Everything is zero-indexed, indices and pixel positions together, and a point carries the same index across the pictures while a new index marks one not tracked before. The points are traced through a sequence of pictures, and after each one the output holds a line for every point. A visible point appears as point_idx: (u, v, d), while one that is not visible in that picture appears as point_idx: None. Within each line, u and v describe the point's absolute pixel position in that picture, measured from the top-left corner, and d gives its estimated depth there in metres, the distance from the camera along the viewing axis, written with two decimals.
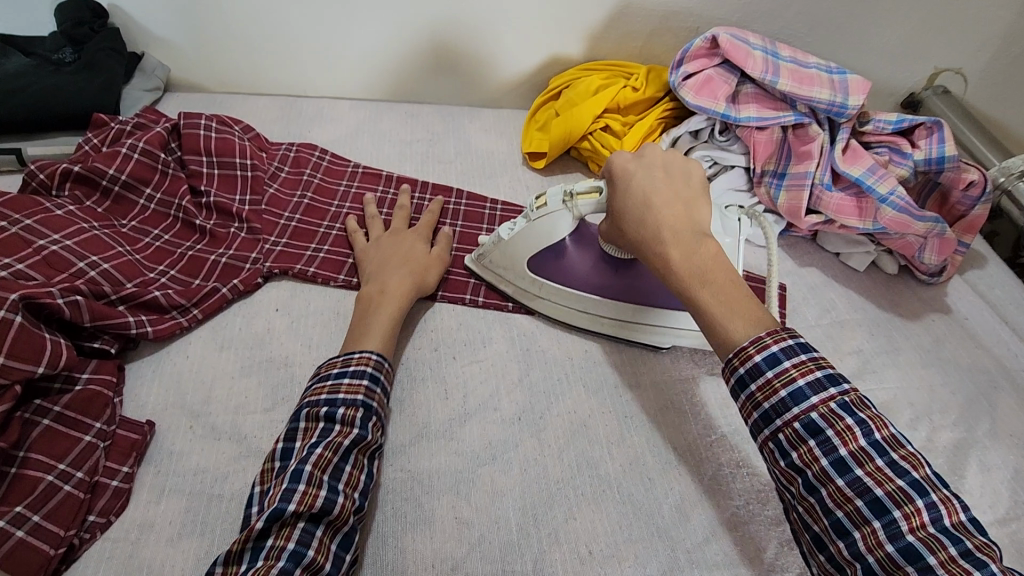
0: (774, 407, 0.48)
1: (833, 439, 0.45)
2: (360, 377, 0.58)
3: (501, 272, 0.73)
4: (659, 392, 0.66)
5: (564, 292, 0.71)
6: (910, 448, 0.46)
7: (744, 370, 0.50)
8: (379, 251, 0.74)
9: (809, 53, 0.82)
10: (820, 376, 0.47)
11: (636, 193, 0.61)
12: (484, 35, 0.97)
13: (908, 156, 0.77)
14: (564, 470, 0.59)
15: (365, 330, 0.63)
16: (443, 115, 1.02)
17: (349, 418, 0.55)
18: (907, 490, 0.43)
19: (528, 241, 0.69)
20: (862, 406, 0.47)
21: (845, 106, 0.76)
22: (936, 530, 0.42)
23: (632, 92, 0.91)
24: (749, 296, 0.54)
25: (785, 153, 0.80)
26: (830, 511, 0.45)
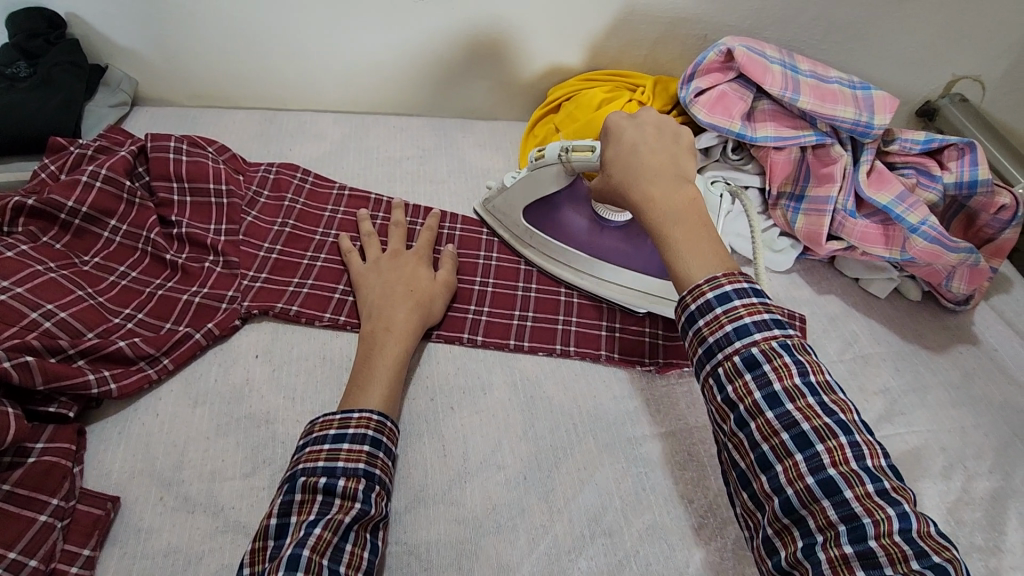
0: (718, 342, 0.47)
1: (769, 373, 0.45)
2: (361, 441, 0.52)
3: (503, 218, 0.77)
4: (676, 443, 0.61)
5: (553, 246, 0.73)
6: (841, 396, 0.46)
7: (695, 307, 0.49)
8: (378, 278, 0.68)
9: (829, 66, 0.77)
10: (766, 318, 0.47)
11: (627, 140, 0.58)
12: (477, 43, 0.91)
13: (936, 179, 0.72)
14: (575, 538, 0.54)
15: (368, 380, 0.57)
16: (435, 129, 0.96)
17: (351, 490, 0.49)
18: (832, 427, 0.43)
19: (525, 187, 0.72)
20: (802, 351, 0.47)
21: (871, 126, 0.71)
22: (858, 467, 0.42)
23: (638, 106, 0.85)
24: (716, 241, 0.52)
25: (804, 174, 0.75)
26: (756, 444, 0.45)
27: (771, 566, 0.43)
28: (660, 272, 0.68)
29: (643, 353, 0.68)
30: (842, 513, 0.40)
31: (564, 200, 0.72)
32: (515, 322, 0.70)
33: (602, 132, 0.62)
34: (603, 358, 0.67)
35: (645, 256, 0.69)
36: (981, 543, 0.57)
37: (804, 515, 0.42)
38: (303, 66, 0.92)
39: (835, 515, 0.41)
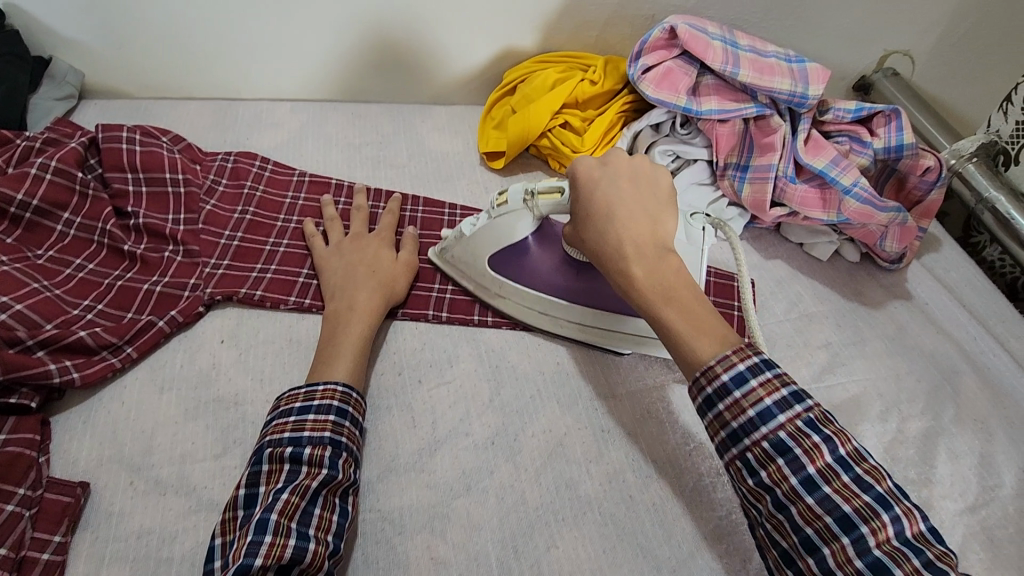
0: (742, 427, 0.48)
1: (802, 458, 0.46)
2: (327, 412, 0.53)
3: (464, 267, 0.71)
4: (635, 402, 0.64)
5: (528, 292, 0.68)
6: (872, 463, 0.47)
7: (711, 389, 0.50)
8: (340, 260, 0.69)
9: (767, 41, 0.81)
10: (785, 394, 0.48)
11: (602, 201, 0.58)
12: (430, 27, 0.92)
13: (867, 145, 0.76)
14: (542, 494, 0.56)
15: (333, 357, 0.59)
16: (393, 115, 0.97)
17: (317, 458, 0.50)
18: (872, 504, 0.44)
19: (488, 236, 0.66)
20: (826, 422, 0.48)
21: (806, 96, 0.75)
22: (899, 542, 0.43)
23: (590, 85, 0.87)
24: (712, 314, 0.54)
25: (748, 145, 0.79)
26: (799, 528, 0.46)
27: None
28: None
29: None
30: None
31: (531, 243, 0.67)
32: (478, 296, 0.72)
33: (571, 180, 0.60)
34: None
35: None
36: (914, 476, 0.62)
37: None
38: (257, 55, 0.92)
39: None
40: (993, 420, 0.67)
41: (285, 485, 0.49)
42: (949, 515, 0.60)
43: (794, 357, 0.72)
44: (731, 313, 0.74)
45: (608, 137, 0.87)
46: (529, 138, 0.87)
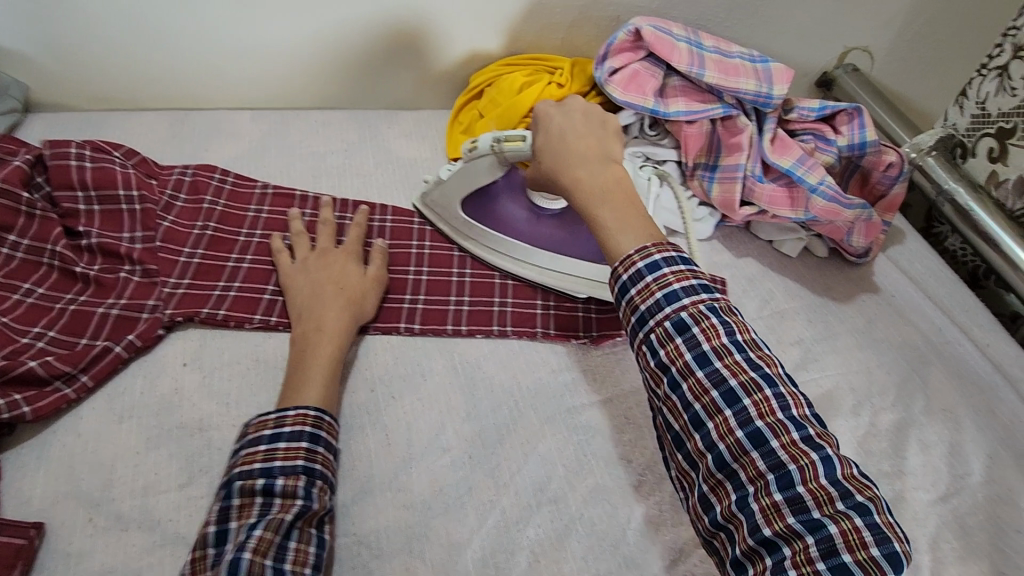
0: (649, 309, 0.52)
1: (698, 335, 0.49)
2: (299, 439, 0.52)
3: (439, 212, 0.77)
4: (613, 407, 0.63)
5: (489, 235, 0.74)
6: (766, 351, 0.51)
7: (626, 277, 0.53)
8: (307, 278, 0.67)
9: (731, 42, 0.81)
10: (694, 283, 0.51)
11: (556, 129, 0.63)
12: (393, 30, 0.90)
13: (831, 143, 0.78)
14: (522, 508, 0.56)
15: (303, 380, 0.57)
16: (359, 122, 0.94)
17: (291, 488, 0.49)
18: (758, 381, 0.48)
19: (460, 179, 0.72)
20: (729, 313, 0.51)
21: (771, 96, 0.76)
22: (783, 417, 0.46)
23: (558, 88, 0.86)
24: (642, 217, 0.57)
25: (716, 145, 0.79)
26: (690, 405, 0.49)
27: (708, 521, 0.48)
28: (594, 256, 0.72)
29: (578, 327, 0.70)
30: (771, 463, 0.45)
31: (498, 189, 0.74)
32: (452, 307, 0.71)
33: (532, 122, 0.65)
34: (540, 335, 0.69)
35: (579, 244, 0.72)
36: (888, 469, 0.63)
37: (735, 467, 0.46)
38: (213, 62, 0.89)
39: (764, 465, 0.45)
40: (961, 409, 0.69)
41: (259, 521, 0.47)
42: (922, 506, 0.61)
43: None
44: None
45: None
46: None
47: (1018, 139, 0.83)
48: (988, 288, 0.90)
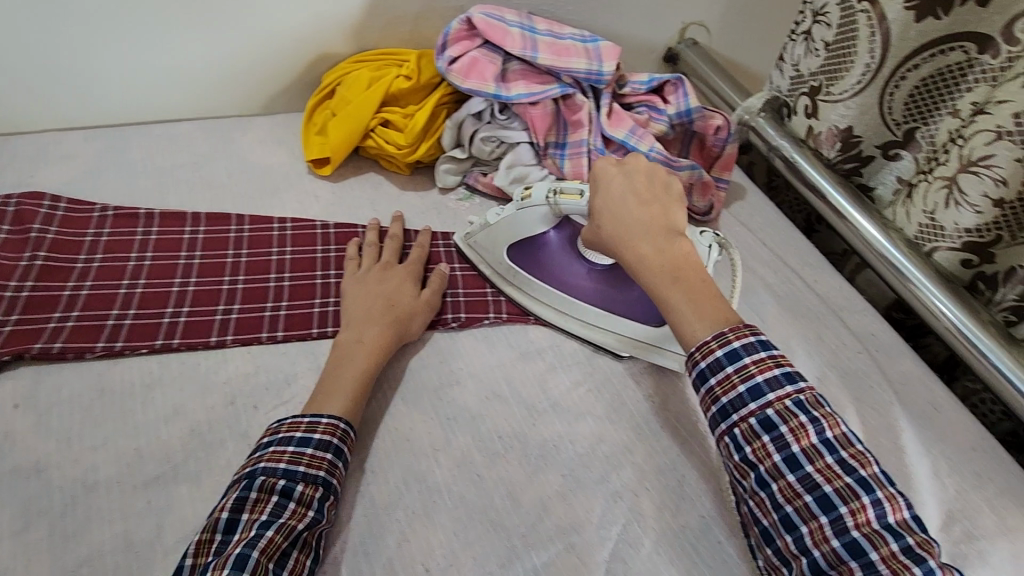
0: (732, 402, 0.54)
1: (786, 435, 0.51)
2: (325, 449, 0.55)
3: (483, 254, 0.76)
4: (477, 385, 0.67)
5: (535, 286, 0.73)
6: (860, 448, 0.51)
7: (705, 363, 0.55)
8: (360, 289, 0.70)
9: (564, 24, 0.85)
10: (777, 374, 0.53)
11: (612, 194, 0.65)
12: (231, 35, 0.87)
13: (662, 112, 0.84)
14: (390, 493, 0.58)
15: (332, 389, 0.60)
16: (208, 132, 0.91)
17: (308, 497, 0.53)
18: (854, 486, 0.49)
19: (509, 226, 0.73)
20: (816, 406, 0.53)
21: (602, 73, 0.80)
22: (880, 526, 0.47)
23: (406, 81, 0.87)
24: (716, 298, 0.59)
25: (562, 125, 0.84)
26: (780, 505, 0.51)
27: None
28: (648, 318, 0.70)
29: (446, 313, 0.72)
30: (869, 575, 0.46)
31: (547, 241, 0.73)
32: (316, 308, 0.71)
33: (590, 177, 0.68)
34: None
35: (633, 302, 0.70)
36: None
37: (833, 575, 0.47)
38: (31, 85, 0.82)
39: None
40: (794, 340, 0.77)
41: (271, 519, 0.50)
42: None
43: None
44: None
45: (432, 131, 0.87)
46: (352, 141, 0.85)
47: (824, 96, 0.91)
48: (821, 232, 1.00)
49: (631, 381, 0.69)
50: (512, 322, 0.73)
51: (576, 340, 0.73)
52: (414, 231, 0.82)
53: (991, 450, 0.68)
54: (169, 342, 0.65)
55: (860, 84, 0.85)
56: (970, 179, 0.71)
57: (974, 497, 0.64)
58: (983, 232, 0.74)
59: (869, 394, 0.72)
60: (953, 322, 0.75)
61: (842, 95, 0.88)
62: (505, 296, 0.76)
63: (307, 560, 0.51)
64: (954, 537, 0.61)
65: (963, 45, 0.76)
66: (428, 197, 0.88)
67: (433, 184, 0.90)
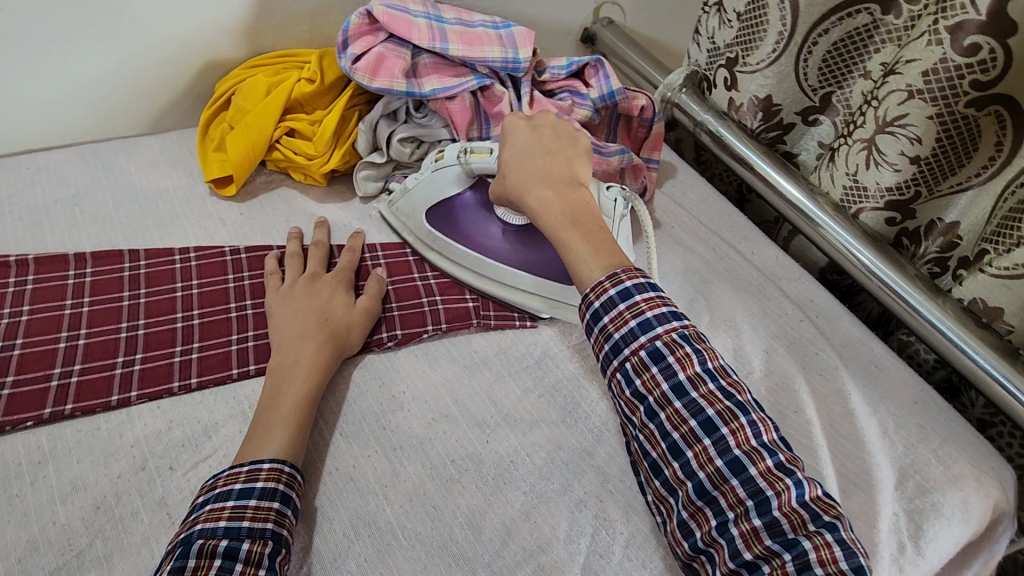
0: (624, 338, 0.54)
1: (673, 365, 0.52)
2: (271, 497, 0.49)
3: (406, 222, 0.76)
4: (423, 407, 0.62)
5: (457, 252, 0.73)
6: (735, 377, 0.53)
7: (598, 303, 0.55)
8: (291, 304, 0.64)
9: (472, 11, 0.80)
10: (664, 310, 0.54)
11: (523, 144, 0.67)
12: (99, 47, 0.77)
13: (585, 97, 0.80)
14: (339, 541, 0.53)
15: (269, 423, 0.55)
16: (89, 158, 0.80)
17: (256, 555, 0.46)
18: (733, 409, 0.50)
19: (427, 188, 0.73)
20: (698, 339, 0.54)
21: (518, 60, 0.76)
22: (757, 444, 0.49)
23: (309, 84, 0.79)
24: (607, 239, 0.60)
25: (483, 118, 0.79)
26: (668, 434, 0.52)
27: (688, 546, 0.50)
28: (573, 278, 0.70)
29: (381, 331, 0.67)
30: (749, 490, 0.48)
31: (462, 203, 0.73)
32: (234, 346, 0.63)
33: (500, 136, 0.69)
34: None
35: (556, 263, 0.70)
36: None
37: (715, 495, 0.49)
38: None
39: (743, 492, 0.48)
40: (740, 315, 0.76)
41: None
42: None
43: None
44: None
45: (344, 136, 0.81)
46: (257, 155, 0.78)
47: (742, 66, 0.91)
48: (753, 202, 1.01)
49: (583, 380, 0.66)
50: (453, 334, 0.69)
51: (523, 344, 0.69)
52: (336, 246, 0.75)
53: (931, 401, 0.70)
54: (62, 409, 0.57)
55: (776, 52, 0.85)
56: (888, 139, 0.72)
57: (922, 450, 0.66)
58: (903, 191, 0.75)
59: (815, 361, 0.72)
60: (886, 282, 0.77)
61: (759, 65, 0.88)
62: (443, 303, 0.70)
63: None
64: (908, 495, 0.63)
65: (868, 7, 0.76)
66: (349, 207, 0.81)
67: (354, 194, 0.83)
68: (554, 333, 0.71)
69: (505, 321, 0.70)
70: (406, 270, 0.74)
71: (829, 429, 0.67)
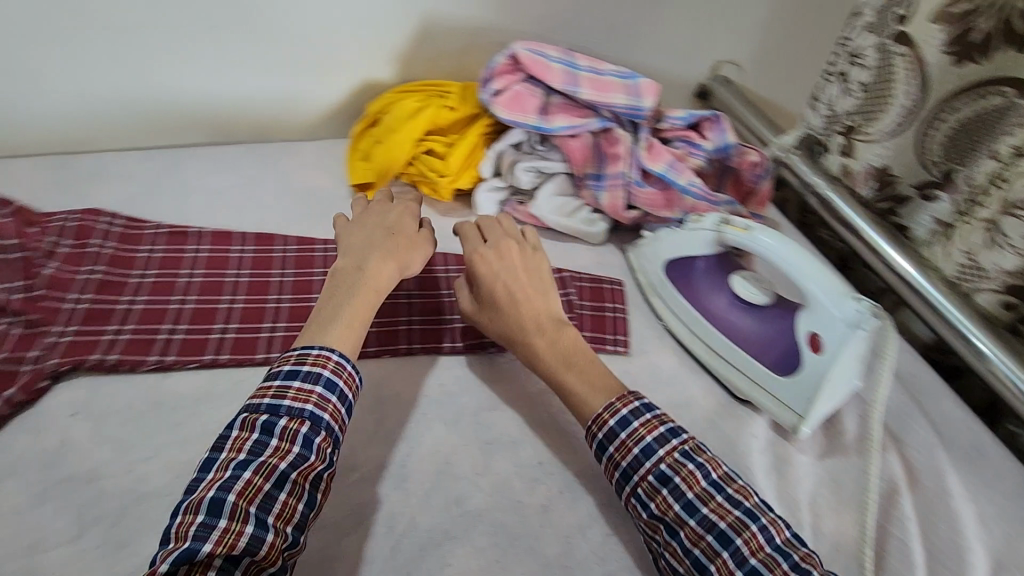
0: (630, 464, 0.56)
1: (681, 484, 0.54)
2: (314, 382, 0.55)
3: (645, 265, 0.83)
4: (519, 411, 0.68)
5: (677, 302, 0.78)
6: (741, 482, 0.55)
7: (602, 435, 0.59)
8: (356, 224, 0.70)
9: (604, 60, 0.87)
10: (663, 431, 0.57)
11: (494, 271, 0.67)
12: (284, 65, 0.91)
13: (699, 147, 0.85)
14: (432, 514, 0.58)
15: (328, 319, 0.60)
16: (259, 155, 0.94)
17: (292, 432, 0.52)
18: (743, 518, 0.51)
19: (673, 242, 0.79)
20: (699, 451, 0.56)
21: (641, 108, 0.82)
22: (772, 549, 0.50)
23: (449, 112, 0.89)
24: (603, 372, 0.63)
25: (600, 157, 0.84)
26: (690, 550, 0.52)
27: None
28: (790, 373, 0.69)
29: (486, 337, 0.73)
30: None
31: (703, 265, 0.77)
32: None
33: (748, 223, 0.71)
34: (445, 349, 0.71)
35: (774, 352, 0.70)
36: (772, 436, 0.70)
37: None
38: (97, 104, 0.87)
39: None
40: None
41: (249, 459, 0.50)
42: (805, 467, 0.67)
43: (659, 346, 0.77)
44: (605, 314, 0.79)
45: (473, 161, 0.90)
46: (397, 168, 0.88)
47: (861, 135, 0.92)
48: (854, 269, 1.00)
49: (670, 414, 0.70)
50: None
51: (614, 370, 0.74)
52: (451, 254, 0.82)
53: None
54: (218, 357, 0.67)
55: (899, 125, 0.86)
56: (1013, 223, 0.72)
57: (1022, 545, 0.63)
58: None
59: (911, 432, 0.71)
60: (995, 362, 0.74)
61: (878, 136, 0.89)
62: None
63: (299, 501, 0.51)
64: None
65: (1002, 89, 0.74)
66: None
67: (471, 211, 0.92)
68: (644, 364, 0.75)
69: (598, 345, 0.75)
70: None
71: (922, 505, 0.65)
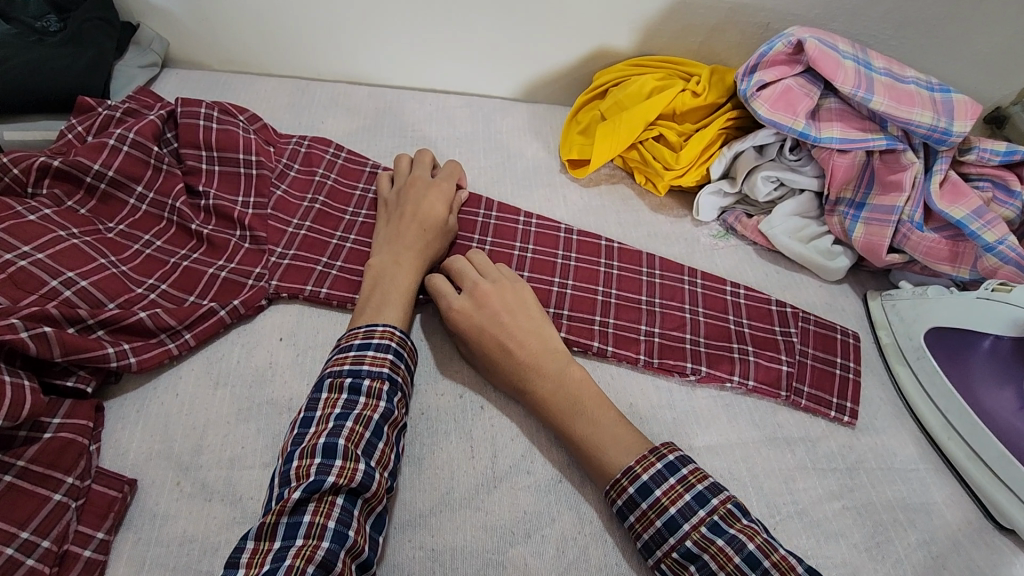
0: (652, 538, 0.49)
1: (710, 565, 0.46)
2: (386, 351, 0.55)
3: (895, 322, 0.68)
4: (714, 458, 0.59)
5: (937, 380, 0.63)
6: (784, 552, 0.46)
7: (621, 502, 0.51)
8: (396, 206, 0.69)
9: (905, 65, 0.71)
10: (689, 501, 0.49)
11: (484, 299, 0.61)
12: (523, 19, 0.85)
13: (1015, 196, 0.67)
14: (607, 555, 0.52)
15: (381, 300, 0.59)
16: (474, 110, 0.91)
17: (376, 390, 0.52)
18: None
19: (957, 307, 0.64)
20: (732, 519, 0.48)
21: (949, 132, 0.66)
22: None
23: (692, 97, 0.79)
24: (622, 425, 0.54)
25: (867, 180, 0.71)
26: None
27: None
28: None
29: (686, 360, 0.64)
30: None
31: (989, 348, 0.61)
32: (550, 310, 0.66)
33: None
34: (643, 363, 0.64)
35: None
36: None
37: None
38: (340, 38, 0.88)
39: None
40: None
41: (346, 413, 0.51)
42: None
43: (897, 428, 0.63)
44: (832, 370, 0.65)
45: (703, 157, 0.79)
46: (619, 150, 0.79)
47: None
48: None
49: (903, 517, 0.57)
50: (756, 395, 0.63)
51: (834, 442, 0.61)
52: (657, 258, 0.73)
53: None
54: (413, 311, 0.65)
55: None
56: None
57: None
58: None
59: None
60: None
61: None
62: (755, 359, 0.65)
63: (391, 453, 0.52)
64: None
65: None
66: (680, 226, 0.79)
67: (687, 212, 0.81)
68: (874, 445, 0.61)
69: (818, 408, 0.63)
70: (721, 309, 0.69)
71: None
